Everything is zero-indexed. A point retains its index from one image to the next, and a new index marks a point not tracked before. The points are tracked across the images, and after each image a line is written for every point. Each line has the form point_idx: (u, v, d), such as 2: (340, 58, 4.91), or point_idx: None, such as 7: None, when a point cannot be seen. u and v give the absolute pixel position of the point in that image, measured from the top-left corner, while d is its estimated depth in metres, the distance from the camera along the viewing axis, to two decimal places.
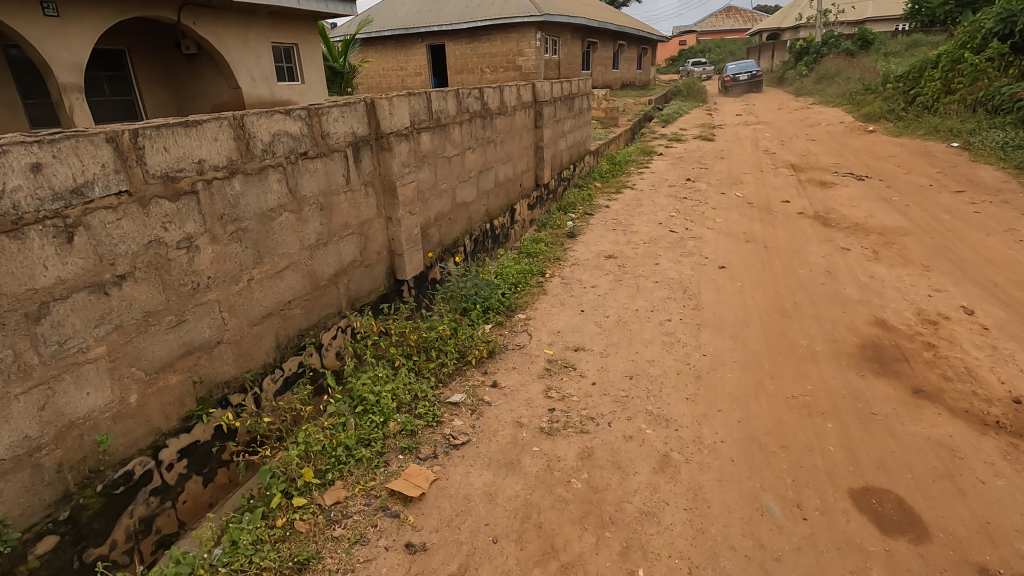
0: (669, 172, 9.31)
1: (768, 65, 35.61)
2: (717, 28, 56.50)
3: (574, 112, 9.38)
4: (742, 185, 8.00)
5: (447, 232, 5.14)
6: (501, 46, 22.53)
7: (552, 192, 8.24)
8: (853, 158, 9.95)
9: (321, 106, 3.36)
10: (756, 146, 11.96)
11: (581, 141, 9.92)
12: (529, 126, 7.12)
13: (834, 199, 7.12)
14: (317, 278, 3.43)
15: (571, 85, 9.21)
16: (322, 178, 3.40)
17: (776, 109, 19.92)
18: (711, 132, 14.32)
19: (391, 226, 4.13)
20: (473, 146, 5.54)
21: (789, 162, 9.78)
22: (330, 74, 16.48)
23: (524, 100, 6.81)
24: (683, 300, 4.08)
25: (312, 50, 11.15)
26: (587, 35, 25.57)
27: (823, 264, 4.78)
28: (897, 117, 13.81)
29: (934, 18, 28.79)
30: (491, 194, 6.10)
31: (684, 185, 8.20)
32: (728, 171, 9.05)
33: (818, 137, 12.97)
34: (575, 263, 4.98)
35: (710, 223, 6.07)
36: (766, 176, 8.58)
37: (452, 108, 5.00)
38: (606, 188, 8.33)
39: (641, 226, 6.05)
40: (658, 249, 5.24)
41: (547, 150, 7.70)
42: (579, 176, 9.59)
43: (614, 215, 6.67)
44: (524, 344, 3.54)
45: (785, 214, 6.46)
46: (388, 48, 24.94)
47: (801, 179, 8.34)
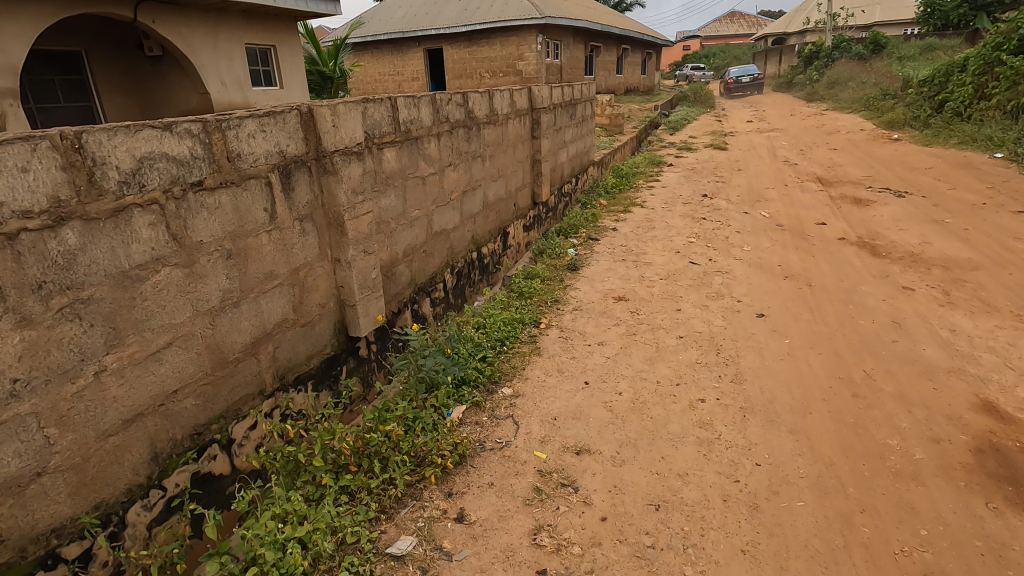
0: (683, 186, 8.39)
1: (776, 69, 34.78)
2: (721, 32, 55.78)
3: (576, 119, 8.46)
4: (767, 202, 7.09)
5: (421, 268, 4.23)
6: (501, 50, 21.73)
7: (551, 210, 7.33)
8: (885, 170, 9.04)
9: (226, 116, 2.44)
10: (774, 156, 11.05)
11: (583, 152, 8.99)
12: (524, 136, 6.21)
13: (876, 219, 6.20)
14: (224, 352, 2.51)
15: (573, 89, 8.29)
16: (230, 215, 2.48)
17: (788, 115, 19.04)
18: (723, 141, 13.43)
19: (339, 269, 3.20)
20: (454, 162, 4.63)
21: (815, 175, 8.86)
22: (319, 79, 15.88)
23: (518, 107, 5.91)
24: (718, 366, 3.16)
25: (292, 52, 10.27)
26: (590, 38, 24.75)
27: (886, 311, 3.84)
28: (923, 124, 12.91)
29: (948, 21, 27.95)
30: (478, 218, 5.18)
31: (701, 201, 7.29)
32: (749, 185, 8.15)
33: (839, 146, 12.08)
34: (577, 307, 4.06)
35: (737, 252, 5.15)
36: (793, 191, 7.67)
37: (426, 117, 4.08)
38: (611, 205, 7.40)
39: (656, 255, 5.13)
40: (679, 288, 4.32)
41: (546, 163, 6.80)
42: (581, 190, 8.66)
43: (623, 239, 5.75)
44: (507, 441, 2.60)
45: (824, 239, 5.54)
46: (384, 52, 24.15)
47: (832, 195, 7.42)
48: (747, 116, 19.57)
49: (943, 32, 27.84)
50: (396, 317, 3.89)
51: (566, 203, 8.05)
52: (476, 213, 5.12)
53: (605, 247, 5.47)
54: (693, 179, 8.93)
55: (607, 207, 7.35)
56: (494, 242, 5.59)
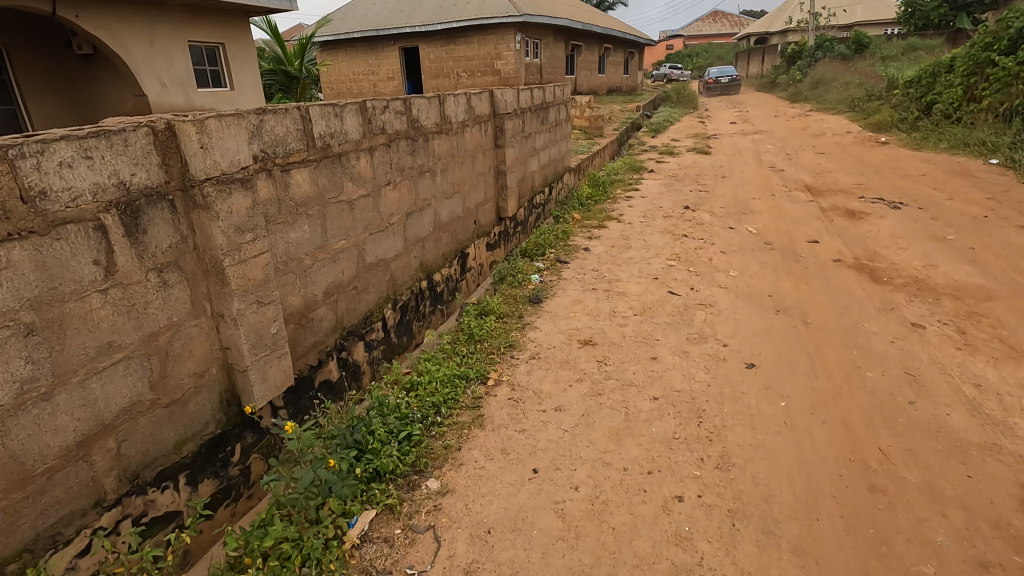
0: (664, 196, 7.80)
1: (758, 69, 34.52)
2: (704, 32, 55.57)
3: (548, 122, 7.82)
4: (753, 216, 6.53)
5: (351, 308, 3.57)
6: (478, 49, 21.09)
7: (518, 226, 6.69)
8: (876, 178, 8.54)
9: (18, 140, 1.75)
10: (760, 161, 10.53)
11: (557, 159, 8.36)
12: (485, 145, 5.57)
13: (873, 236, 5.66)
14: (28, 461, 1.84)
15: (545, 90, 7.67)
16: (28, 276, 1.80)
17: (773, 116, 18.62)
18: (707, 144, 12.91)
19: (223, 326, 2.53)
20: (394, 180, 3.96)
21: (803, 183, 8.33)
22: (284, 78, 15.46)
23: (476, 114, 5.28)
24: (699, 442, 2.55)
25: (244, 50, 9.53)
26: (570, 37, 24.19)
27: (897, 358, 3.26)
28: (911, 127, 12.51)
29: (928, 21, 27.87)
30: (427, 242, 4.53)
31: (683, 215, 6.70)
32: (734, 195, 7.60)
33: (827, 150, 11.62)
34: (534, 355, 3.43)
35: (722, 279, 4.56)
36: (781, 203, 7.13)
37: (353, 129, 3.42)
38: (584, 218, 6.79)
39: (630, 283, 4.52)
40: (655, 328, 3.71)
41: (512, 175, 6.17)
42: (553, 200, 8.02)
43: (594, 262, 5.12)
44: (420, 572, 1.96)
45: (818, 262, 4.96)
46: (358, 51, 23.38)
47: (823, 207, 6.89)
48: (730, 117, 19.12)
49: (925, 32, 27.74)
50: (315, 372, 3.23)
51: (537, 216, 7.43)
52: (424, 237, 4.46)
53: (573, 273, 4.83)
54: (674, 187, 8.34)
55: (579, 221, 6.74)
56: (448, 267, 4.93)
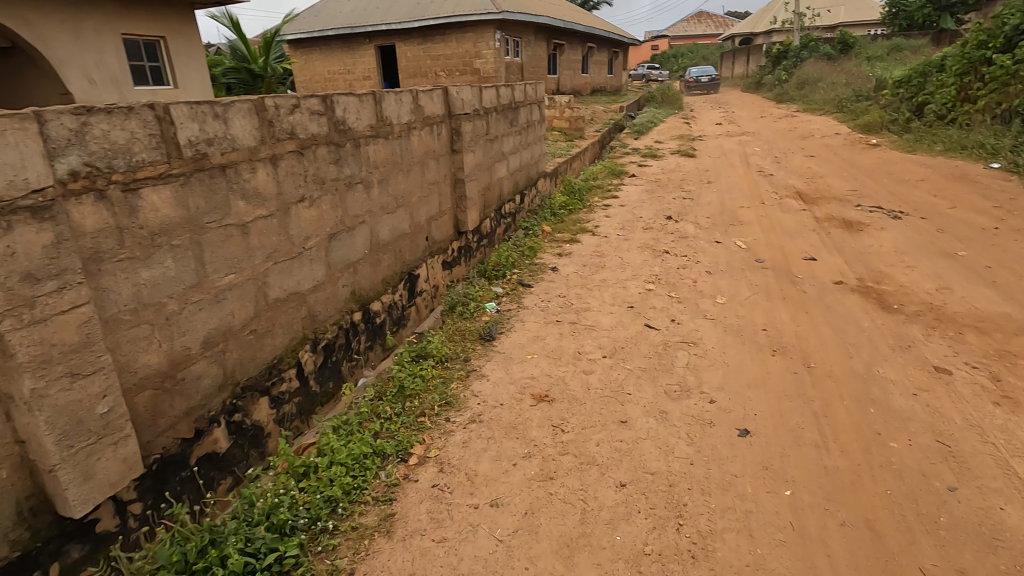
0: (644, 204, 7.16)
1: (743, 69, 34.19)
2: (689, 33, 55.32)
3: (517, 124, 7.14)
4: (742, 228, 5.91)
5: (249, 358, 2.86)
6: (456, 48, 20.38)
7: (481, 239, 6.00)
8: (871, 184, 7.99)
9: None
10: (747, 165, 9.94)
11: (528, 164, 7.68)
12: (438, 151, 4.87)
13: (875, 252, 5.06)
14: None
15: (514, 89, 6.98)
16: None
17: (758, 117, 18.13)
18: (691, 146, 12.34)
19: (15, 412, 1.81)
20: (311, 195, 3.26)
21: (793, 189, 7.75)
22: (248, 76, 14.60)
23: (425, 116, 4.58)
24: (678, 561, 1.89)
25: (190, 45, 8.74)
26: (552, 36, 23.58)
27: (925, 421, 2.62)
28: (903, 128, 12.06)
29: (912, 22, 27.70)
30: (361, 266, 3.83)
31: (664, 226, 6.07)
32: (720, 203, 6.99)
33: (816, 152, 11.11)
34: (475, 418, 2.75)
35: (707, 308, 3.91)
36: (772, 212, 6.52)
37: (245, 134, 2.71)
38: (555, 230, 6.11)
39: (601, 314, 3.86)
40: (626, 377, 3.05)
41: (472, 184, 5.48)
42: (523, 208, 7.34)
43: (561, 284, 4.45)
44: None
45: (817, 284, 4.34)
46: (332, 49, 22.55)
47: (817, 217, 6.29)
48: (716, 118, 18.62)
49: (909, 32, 27.57)
50: (190, 446, 2.52)
51: (505, 227, 6.74)
52: (357, 260, 3.76)
53: (535, 300, 4.16)
54: (656, 195, 7.72)
55: (549, 234, 6.05)
56: (390, 294, 4.24)
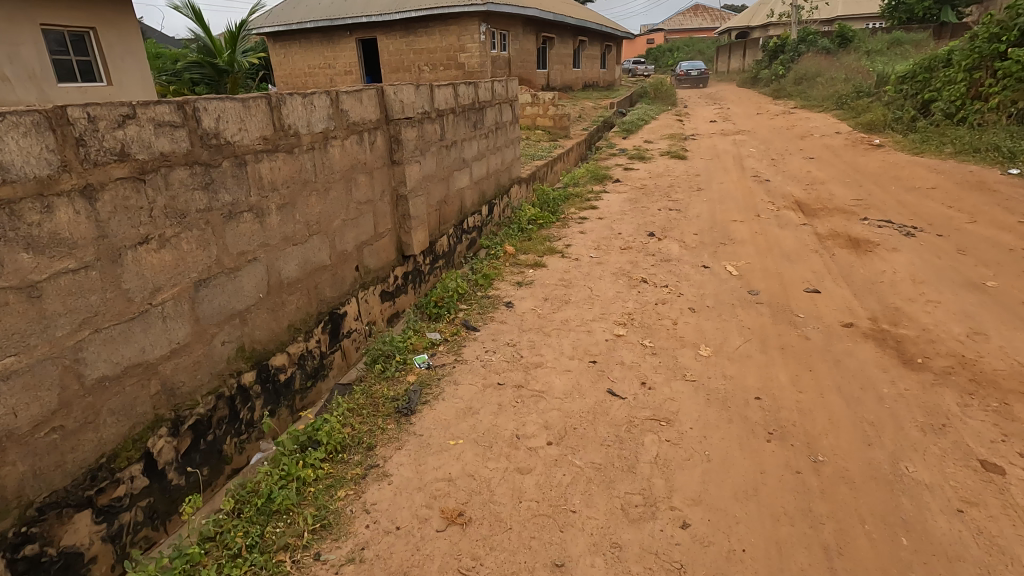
0: (624, 216, 6.39)
1: (739, 63, 33.38)
2: (685, 26, 54.38)
3: (482, 125, 6.35)
4: (733, 247, 5.16)
5: (53, 465, 2.10)
6: (440, 41, 19.53)
7: (432, 260, 5.22)
8: (877, 191, 7.25)
9: None
10: (741, 168, 9.19)
11: (496, 170, 6.91)
12: (370, 163, 4.09)
13: (888, 282, 4.32)
14: None
15: (479, 85, 6.18)
16: None
17: (754, 114, 17.37)
18: (682, 146, 11.59)
19: None
20: (164, 232, 2.48)
21: (791, 198, 7.01)
22: (212, 71, 13.73)
23: (350, 122, 3.79)
24: None
25: (127, 37, 7.93)
26: (541, 29, 22.75)
27: (980, 565, 1.88)
28: (907, 127, 11.37)
29: (912, 15, 26.96)
30: (253, 313, 3.05)
31: (645, 245, 5.30)
32: (709, 216, 6.23)
33: (816, 154, 10.39)
34: (356, 555, 1.98)
35: (687, 364, 3.16)
36: (768, 227, 5.77)
37: (28, 160, 1.93)
38: (519, 250, 5.33)
39: (555, 372, 3.11)
40: (573, 480, 2.29)
41: (420, 199, 4.70)
42: (486, 219, 6.55)
43: (512, 327, 3.68)
44: None
45: (822, 327, 3.58)
46: (313, 43, 21.88)
47: (818, 233, 5.55)
48: (710, 115, 17.84)
49: (909, 25, 26.85)
50: None
51: (463, 243, 5.95)
52: (246, 306, 2.99)
53: (477, 351, 3.38)
54: (639, 204, 6.96)
55: (513, 255, 5.26)
56: (302, 342, 3.46)
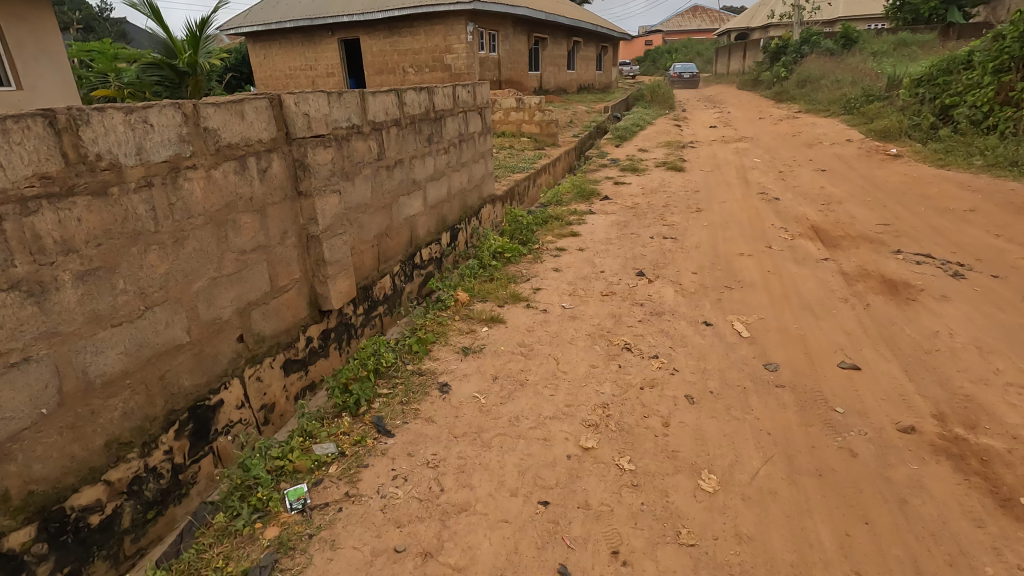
0: (610, 247, 5.37)
1: (739, 65, 32.44)
2: (683, 27, 53.47)
3: (439, 139, 5.35)
4: (741, 294, 4.15)
5: None
6: (425, 41, 18.54)
7: (364, 309, 4.19)
8: (905, 214, 6.25)
9: None
10: (746, 182, 8.19)
11: (460, 191, 5.91)
12: (261, 198, 3.07)
13: (947, 351, 3.30)
14: None
15: (435, 92, 5.18)
16: None
17: (756, 119, 16.38)
18: (679, 156, 10.61)
19: None
20: None
21: (806, 222, 6.01)
22: (173, 74, 12.63)
23: (221, 144, 2.78)
24: None
25: (41, 33, 7.09)
26: (534, 29, 21.80)
27: None
28: (927, 134, 10.42)
29: (918, 15, 26.04)
30: (28, 440, 2.02)
31: (631, 290, 4.30)
32: (710, 247, 5.23)
33: (828, 165, 9.41)
34: None
35: (681, 510, 2.14)
36: (781, 264, 4.75)
37: None
38: (476, 295, 4.30)
39: (485, 526, 2.09)
40: None
41: (342, 240, 3.67)
42: (442, 249, 5.52)
43: (438, 432, 2.66)
44: None
45: (871, 435, 2.56)
46: (293, 43, 20.97)
47: (844, 273, 4.54)
48: (709, 120, 16.86)
49: (915, 25, 25.97)
50: None
51: (411, 282, 4.93)
52: (8, 434, 1.96)
53: (379, 479, 2.35)
54: (627, 230, 5.95)
55: (470, 302, 4.23)
56: (137, 459, 2.43)
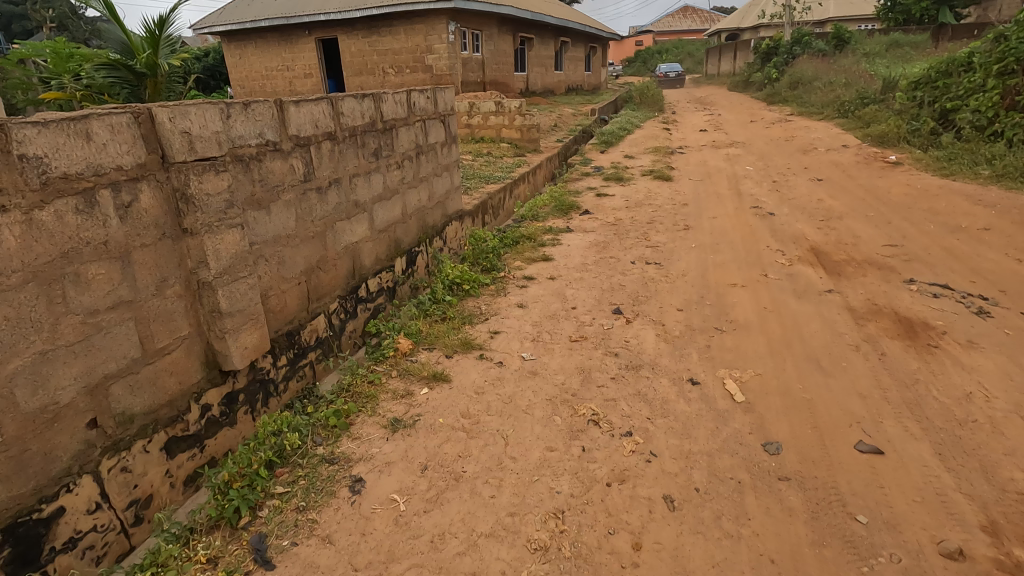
0: (584, 275, 4.73)
1: (729, 66, 31.98)
2: (674, 27, 53.00)
3: (389, 153, 4.68)
4: (734, 340, 3.52)
5: None
6: (405, 41, 17.86)
7: (288, 359, 3.52)
8: (913, 232, 5.66)
9: None
10: (737, 194, 7.59)
11: (416, 211, 5.24)
12: (121, 241, 2.40)
13: (987, 423, 2.68)
14: None
15: (383, 100, 4.50)
16: None
17: (747, 122, 15.83)
18: (667, 163, 10.00)
19: None
20: None
21: (805, 243, 5.40)
22: (131, 75, 11.87)
23: (51, 177, 2.11)
24: None
25: None
26: (519, 29, 21.16)
27: None
28: (927, 140, 9.89)
29: (910, 16, 25.64)
30: None
31: (605, 335, 3.66)
32: (698, 276, 4.60)
33: (825, 174, 8.84)
34: None
35: None
36: (779, 298, 4.13)
37: None
38: (422, 342, 3.63)
39: None
40: None
41: (248, 284, 3.00)
42: (394, 278, 4.85)
43: (335, 561, 2.01)
44: None
45: (907, 565, 1.94)
46: (270, 43, 20.22)
47: (851, 310, 3.93)
48: (699, 123, 16.30)
49: (906, 26, 25.63)
50: None
51: (354, 319, 4.25)
52: None
53: None
54: (605, 252, 5.32)
55: (415, 351, 3.56)
56: None
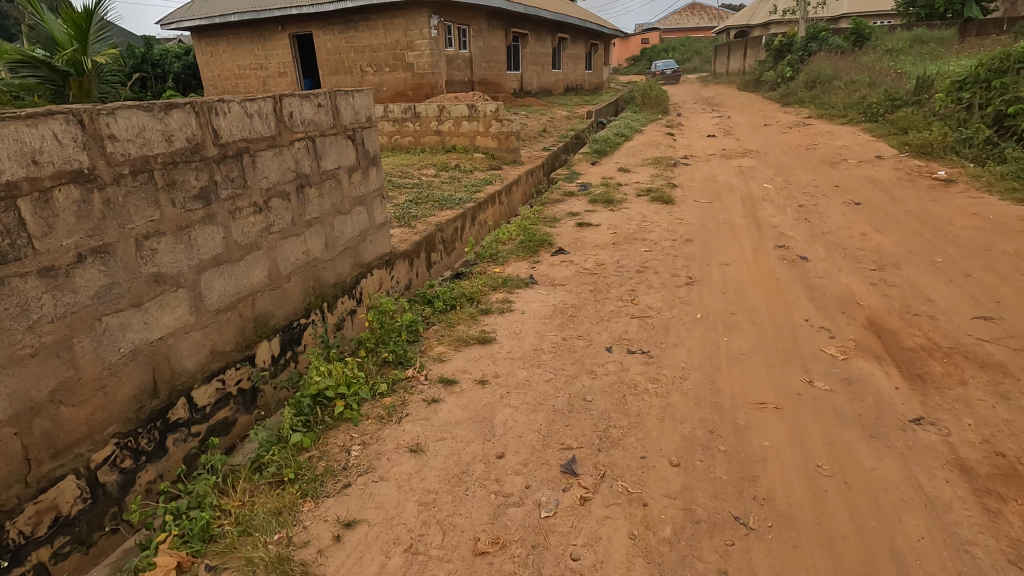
0: (532, 375, 3.15)
1: (739, 65, 30.22)
2: (681, 25, 51.23)
3: (237, 190, 3.10)
4: (771, 562, 1.92)
5: None
6: (384, 37, 16.29)
7: None
8: (1008, 293, 4.04)
9: None
10: (754, 224, 5.98)
11: (300, 268, 3.67)
12: None
13: None
14: None
15: (218, 112, 2.93)
16: None
17: (760, 126, 14.16)
18: (668, 178, 8.37)
19: None
20: None
21: (857, 314, 3.79)
22: (51, 73, 10.28)
23: None
24: None
25: None
26: (513, 24, 19.54)
27: None
28: (983, 152, 8.24)
29: (933, 10, 23.83)
30: None
31: (540, 533, 2.08)
32: (705, 383, 3.00)
33: (862, 195, 7.21)
34: None
35: None
36: (840, 440, 2.52)
37: None
38: (212, 547, 2.06)
39: None
40: None
41: None
42: (251, 375, 3.26)
43: None
44: None
45: None
46: (241, 40, 18.70)
47: (966, 469, 2.33)
48: (707, 127, 14.65)
49: (930, 21, 23.81)
50: None
51: (159, 460, 2.68)
52: None
53: None
54: (572, 327, 3.73)
55: (188, 573, 1.97)
56: None
